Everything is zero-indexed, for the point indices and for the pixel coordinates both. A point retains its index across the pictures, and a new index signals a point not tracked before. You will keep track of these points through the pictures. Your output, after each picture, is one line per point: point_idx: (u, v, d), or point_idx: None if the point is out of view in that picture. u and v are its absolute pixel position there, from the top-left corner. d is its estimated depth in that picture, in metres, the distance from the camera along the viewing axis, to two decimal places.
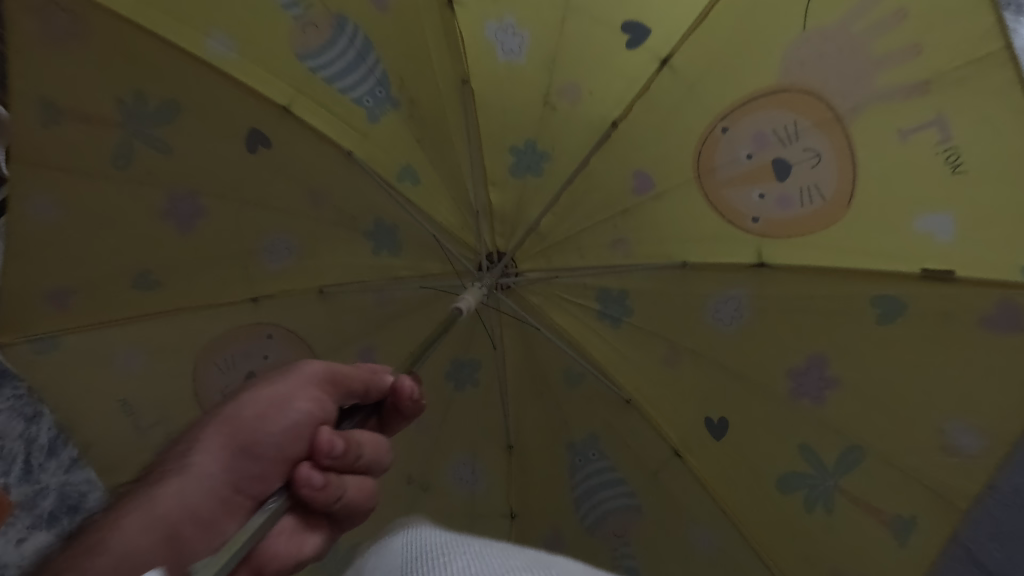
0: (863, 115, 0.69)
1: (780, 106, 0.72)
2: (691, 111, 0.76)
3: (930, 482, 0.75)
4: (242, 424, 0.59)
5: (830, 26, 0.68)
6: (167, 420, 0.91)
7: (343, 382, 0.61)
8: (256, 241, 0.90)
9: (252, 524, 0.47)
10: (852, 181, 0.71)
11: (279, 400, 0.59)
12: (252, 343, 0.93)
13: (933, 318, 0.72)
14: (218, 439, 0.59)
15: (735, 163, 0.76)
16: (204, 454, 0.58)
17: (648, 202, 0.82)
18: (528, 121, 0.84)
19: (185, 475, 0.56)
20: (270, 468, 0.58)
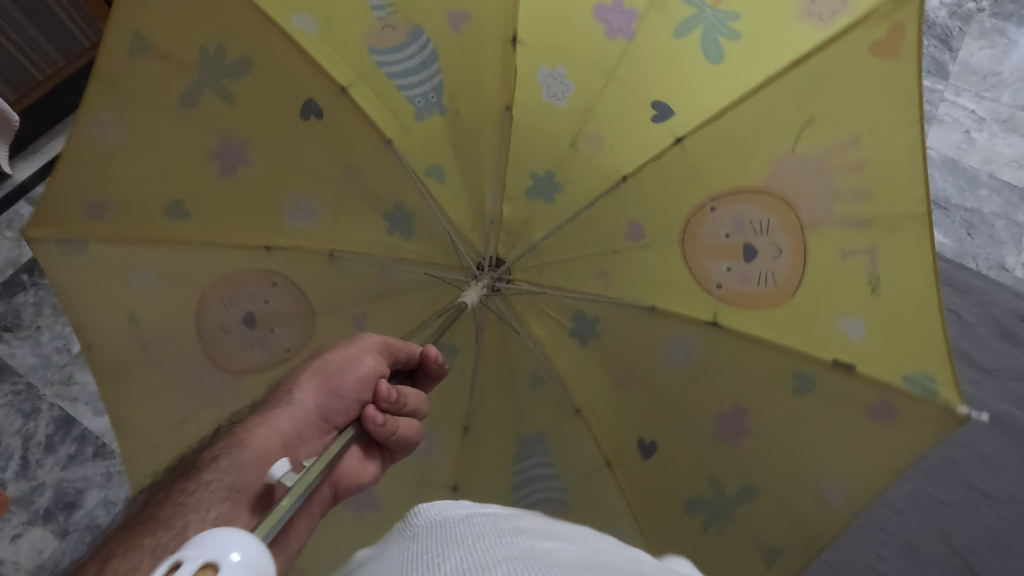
0: (821, 230, 0.86)
1: (759, 204, 0.88)
2: (689, 186, 0.91)
3: (800, 522, 0.94)
4: (330, 372, 0.71)
5: (813, 154, 0.84)
6: (167, 339, 0.99)
7: (393, 349, 0.74)
8: (285, 198, 0.98)
9: (333, 449, 0.62)
10: (800, 277, 0.88)
11: (355, 356, 0.72)
12: (258, 286, 1.00)
13: (835, 399, 0.89)
14: (315, 380, 0.70)
15: (716, 238, 0.92)
16: (303, 390, 0.69)
17: (637, 248, 0.97)
18: (553, 156, 0.97)
19: (293, 406, 0.68)
20: (349, 407, 0.70)
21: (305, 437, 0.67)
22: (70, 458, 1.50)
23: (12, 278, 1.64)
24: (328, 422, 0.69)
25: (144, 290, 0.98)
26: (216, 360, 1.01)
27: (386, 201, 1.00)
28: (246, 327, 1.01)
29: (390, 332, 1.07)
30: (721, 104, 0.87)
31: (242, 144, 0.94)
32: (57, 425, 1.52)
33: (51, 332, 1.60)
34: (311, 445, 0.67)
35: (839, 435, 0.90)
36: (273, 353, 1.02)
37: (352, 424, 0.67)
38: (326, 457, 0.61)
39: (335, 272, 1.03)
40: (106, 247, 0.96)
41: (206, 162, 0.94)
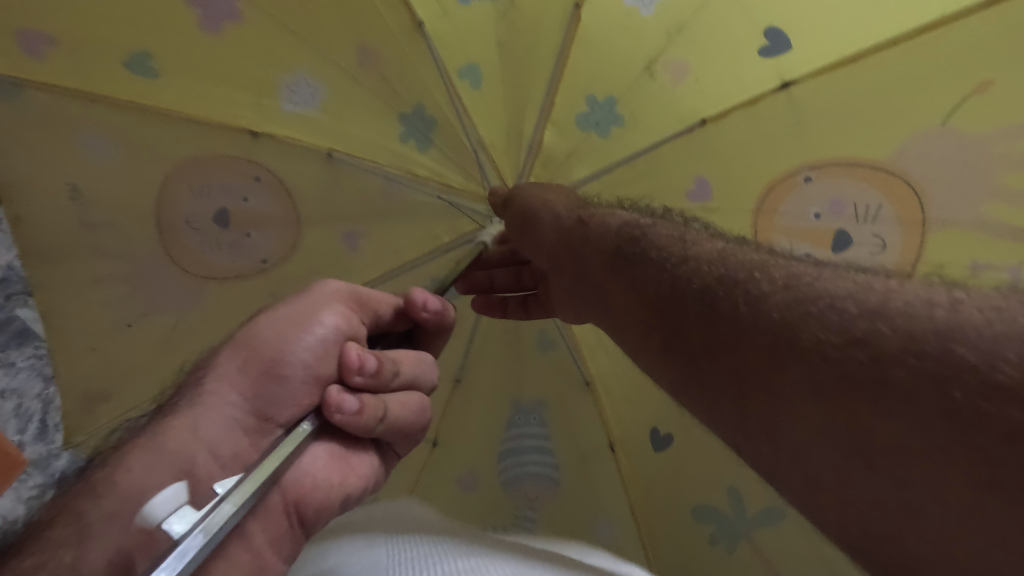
0: (948, 231, 0.71)
1: (872, 184, 0.72)
2: (782, 151, 0.75)
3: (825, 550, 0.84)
4: (262, 347, 0.57)
5: (975, 135, 0.67)
6: (118, 223, 0.81)
7: (361, 304, 0.65)
8: (283, 75, 0.78)
9: (282, 449, 0.51)
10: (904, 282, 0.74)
11: (303, 320, 0.60)
12: (235, 178, 0.82)
13: None
14: (239, 364, 0.57)
15: (803, 217, 0.76)
16: (225, 380, 0.56)
17: (700, 212, 0.81)
18: (622, 81, 0.78)
19: (208, 403, 0.54)
20: (299, 389, 0.57)
21: (228, 448, 0.53)
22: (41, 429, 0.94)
23: None
24: (269, 417, 0.56)
25: (96, 158, 0.78)
26: (175, 259, 0.83)
27: (408, 98, 0.83)
28: (216, 226, 0.83)
29: (389, 259, 0.91)
30: (856, 47, 0.68)
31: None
32: None
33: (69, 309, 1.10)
34: (243, 449, 0.54)
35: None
36: (245, 262, 0.85)
37: (311, 415, 0.56)
38: (259, 476, 0.47)
39: (332, 175, 0.85)
40: (46, 94, 0.75)
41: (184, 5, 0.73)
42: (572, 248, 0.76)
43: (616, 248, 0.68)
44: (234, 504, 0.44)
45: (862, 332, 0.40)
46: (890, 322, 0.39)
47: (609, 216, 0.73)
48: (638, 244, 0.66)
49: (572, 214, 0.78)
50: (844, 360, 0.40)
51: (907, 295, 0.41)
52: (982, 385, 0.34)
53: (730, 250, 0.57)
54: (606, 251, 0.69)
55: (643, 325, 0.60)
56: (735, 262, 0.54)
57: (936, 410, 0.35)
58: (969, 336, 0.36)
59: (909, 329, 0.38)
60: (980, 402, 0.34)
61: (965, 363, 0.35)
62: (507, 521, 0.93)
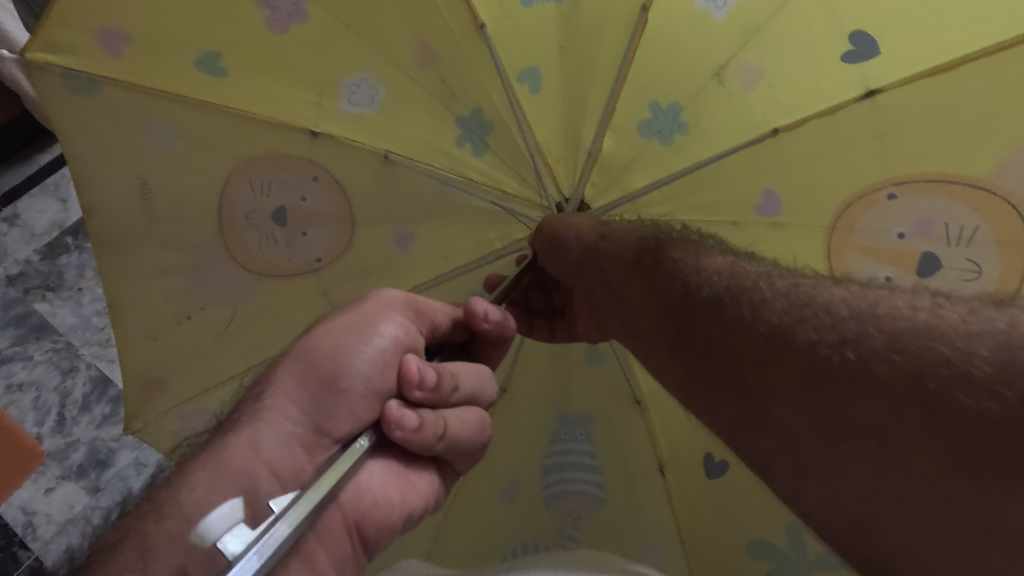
0: None
1: (971, 203, 0.67)
2: (864, 164, 0.69)
3: None
4: (321, 360, 0.58)
5: None
6: (181, 218, 0.83)
7: (418, 312, 0.66)
8: (345, 77, 0.78)
9: (342, 466, 0.52)
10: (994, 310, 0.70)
11: (363, 330, 0.61)
12: (294, 177, 0.83)
13: None
14: (297, 376, 0.57)
15: (885, 237, 0.71)
16: (282, 393, 0.56)
17: (766, 226, 0.76)
18: (689, 85, 0.74)
19: (270, 418, 0.55)
20: (358, 401, 0.57)
21: (287, 465, 0.53)
22: (105, 419, 1.34)
23: (54, 239, 1.44)
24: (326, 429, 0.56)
25: (166, 155, 0.81)
26: (234, 255, 0.85)
27: (465, 101, 0.82)
28: (274, 224, 0.85)
29: (440, 262, 0.90)
30: (953, 54, 0.63)
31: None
32: (95, 383, 1.36)
33: (79, 255, 1.44)
34: (301, 465, 0.54)
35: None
36: (301, 259, 0.86)
37: (370, 428, 0.57)
38: (316, 495, 0.48)
39: (387, 177, 0.85)
40: (123, 92, 0.78)
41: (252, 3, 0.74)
42: (594, 266, 0.78)
43: (637, 257, 0.72)
44: (290, 523, 0.45)
45: (851, 333, 0.47)
46: (878, 326, 0.46)
47: (630, 235, 0.75)
48: (658, 257, 0.69)
49: (595, 237, 0.79)
50: (829, 356, 0.47)
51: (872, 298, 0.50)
52: (959, 378, 0.41)
53: (739, 265, 0.62)
54: (627, 260, 0.72)
55: (657, 332, 0.64)
56: (747, 275, 0.59)
57: (904, 394, 0.42)
58: (945, 337, 0.43)
59: (903, 337, 0.44)
60: (951, 394, 0.40)
61: (943, 356, 0.42)
62: (549, 538, 0.91)
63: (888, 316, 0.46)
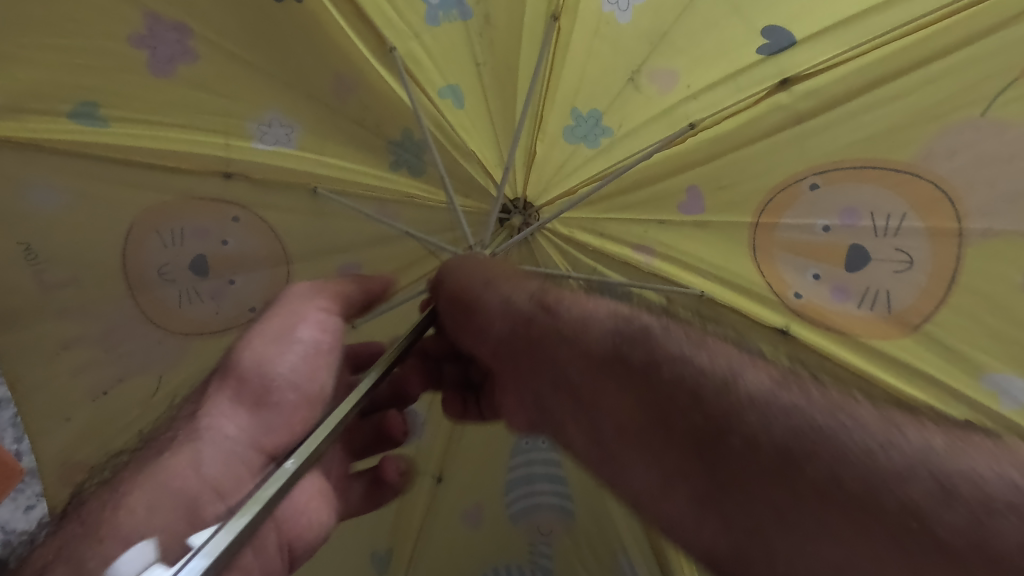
0: (988, 244, 0.63)
1: (895, 190, 0.66)
2: (786, 157, 0.69)
3: None
4: (249, 373, 0.64)
5: (1013, 129, 0.60)
6: (82, 282, 0.80)
7: (340, 298, 0.71)
8: (252, 115, 0.77)
9: (266, 492, 0.44)
10: (930, 306, 0.67)
11: (285, 335, 0.66)
12: (210, 220, 0.82)
13: None
14: (229, 393, 0.64)
15: (810, 230, 0.70)
16: (221, 414, 0.63)
17: (691, 225, 0.76)
18: (607, 90, 0.74)
19: (209, 436, 0.61)
20: (288, 408, 0.65)
21: (228, 479, 0.60)
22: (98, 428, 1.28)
23: None
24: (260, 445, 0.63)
25: (57, 213, 0.78)
26: (151, 316, 0.82)
27: (390, 127, 0.80)
28: (196, 276, 0.83)
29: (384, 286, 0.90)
30: (867, 38, 0.62)
31: (184, 33, 0.72)
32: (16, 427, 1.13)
33: None
34: (241, 477, 0.60)
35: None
36: (232, 310, 0.84)
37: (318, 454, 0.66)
38: (242, 522, 0.41)
39: (317, 211, 0.84)
40: (12, 154, 0.76)
41: (137, 50, 0.72)
42: (544, 357, 0.55)
43: (619, 351, 0.50)
44: (231, 530, 0.40)
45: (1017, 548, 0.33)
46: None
47: (592, 311, 0.55)
48: (651, 352, 0.49)
49: (546, 316, 0.57)
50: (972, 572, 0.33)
51: (881, 429, 0.39)
52: None
53: (781, 385, 0.43)
54: (606, 356, 0.51)
55: (669, 474, 0.45)
56: (811, 411, 0.41)
57: (939, 569, 0.33)
58: None
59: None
60: None
61: None
62: (520, 558, 0.91)
63: (943, 471, 0.36)
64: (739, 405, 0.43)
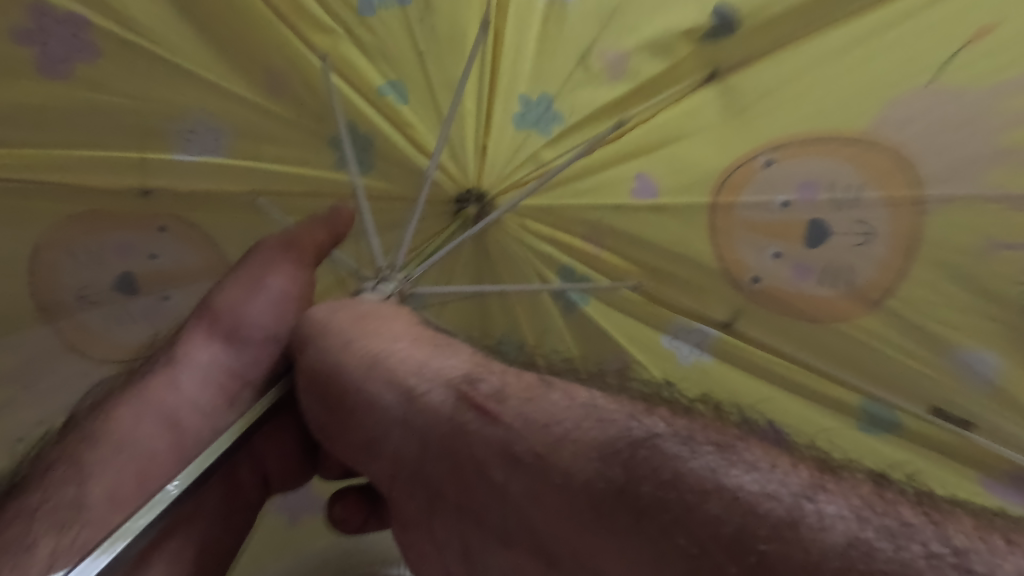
0: (948, 211, 0.62)
1: (849, 161, 0.64)
2: (736, 135, 0.67)
3: None
4: (224, 311, 0.70)
5: (967, 94, 0.59)
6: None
7: (300, 245, 0.73)
8: (171, 120, 0.72)
9: (140, 524, 0.50)
10: (891, 279, 0.66)
11: (255, 282, 0.70)
12: (136, 235, 0.77)
13: (918, 434, 0.72)
14: (207, 325, 0.70)
15: (768, 208, 0.69)
16: (199, 345, 0.69)
17: (647, 210, 0.74)
18: (556, 74, 0.72)
19: (190, 363, 0.68)
20: (256, 348, 0.70)
21: (205, 401, 0.67)
22: None
23: None
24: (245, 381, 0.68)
25: None
26: (72, 344, 0.76)
27: (328, 124, 0.76)
28: (124, 295, 0.78)
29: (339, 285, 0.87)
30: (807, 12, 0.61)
31: (77, 24, 0.65)
32: None
33: None
34: (216, 399, 0.68)
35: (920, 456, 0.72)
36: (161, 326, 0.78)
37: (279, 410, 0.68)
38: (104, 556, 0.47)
39: (256, 216, 0.80)
40: None
41: (20, 48, 0.65)
42: (472, 475, 0.54)
43: (614, 483, 0.47)
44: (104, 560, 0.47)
45: None
46: None
47: (526, 409, 0.55)
48: (648, 474, 0.47)
49: (483, 416, 0.55)
50: None
51: (791, 498, 0.42)
52: None
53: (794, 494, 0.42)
54: (600, 496, 0.47)
55: None
56: (829, 516, 0.41)
57: None
58: None
59: None
60: None
61: None
62: None
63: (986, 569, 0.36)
64: (625, 489, 0.47)
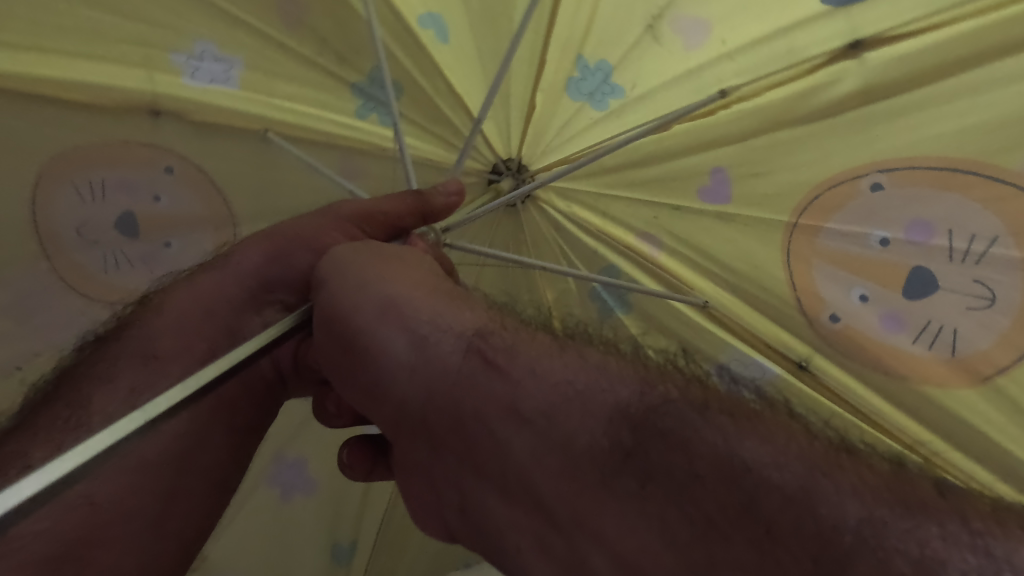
0: None
1: (984, 202, 0.52)
2: (842, 139, 0.55)
3: None
4: (281, 236, 0.58)
5: None
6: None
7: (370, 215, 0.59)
8: (178, 46, 0.65)
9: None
10: (1005, 359, 0.54)
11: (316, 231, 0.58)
12: (140, 173, 0.70)
13: None
14: (262, 244, 0.59)
15: (861, 241, 0.57)
16: (247, 251, 0.59)
17: (708, 214, 0.63)
18: (620, 38, 0.61)
19: (229, 268, 0.59)
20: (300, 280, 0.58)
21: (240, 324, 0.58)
22: None
23: None
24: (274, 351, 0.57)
25: None
26: (68, 282, 0.69)
27: (358, 67, 0.68)
28: (123, 237, 0.71)
29: None
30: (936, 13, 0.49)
31: None
32: None
33: None
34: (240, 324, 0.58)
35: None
36: (159, 267, 0.72)
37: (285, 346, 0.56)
38: None
39: (268, 159, 0.72)
40: None
41: None
42: (462, 433, 0.39)
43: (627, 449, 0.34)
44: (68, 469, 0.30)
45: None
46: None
47: (541, 364, 0.38)
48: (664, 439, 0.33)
49: (489, 376, 0.39)
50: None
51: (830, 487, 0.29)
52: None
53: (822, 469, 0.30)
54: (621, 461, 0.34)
55: None
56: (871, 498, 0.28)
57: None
58: None
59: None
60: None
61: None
62: None
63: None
64: (703, 478, 0.32)
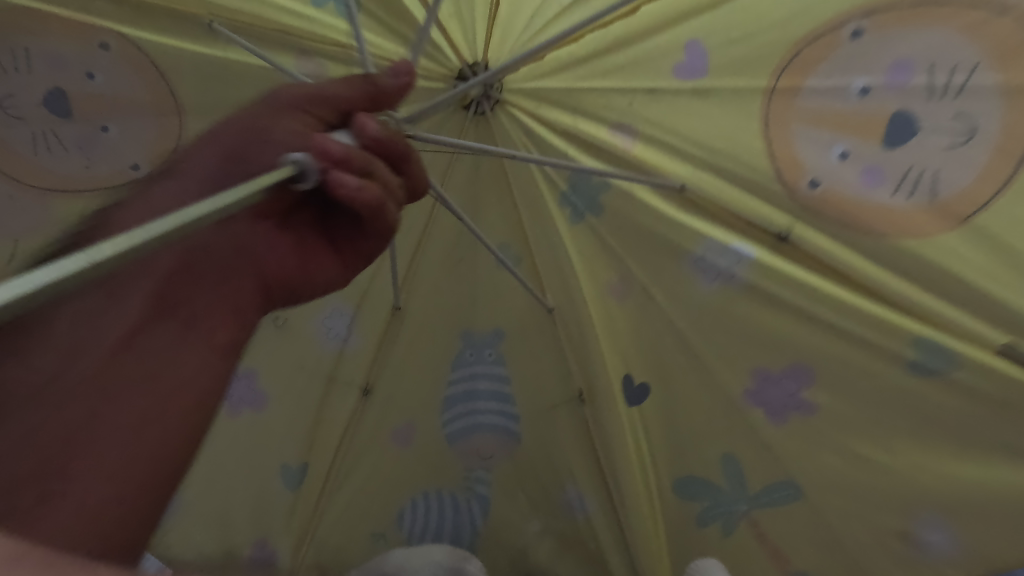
0: None
1: (960, 32, 0.52)
2: None
3: (850, 547, 0.68)
4: (233, 128, 0.55)
5: None
6: None
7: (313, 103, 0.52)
8: None
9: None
10: (988, 195, 0.53)
11: (270, 115, 0.53)
12: (71, 47, 0.63)
13: (979, 402, 0.58)
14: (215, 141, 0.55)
15: (842, 94, 0.56)
16: (204, 150, 0.55)
17: (685, 92, 0.61)
18: None
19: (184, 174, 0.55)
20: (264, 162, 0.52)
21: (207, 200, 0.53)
22: None
23: None
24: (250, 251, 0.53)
25: None
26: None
27: None
28: (53, 116, 0.65)
29: None
30: None
31: None
32: None
33: None
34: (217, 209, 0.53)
35: (957, 431, 0.60)
36: (94, 157, 0.67)
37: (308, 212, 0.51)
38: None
39: (214, 45, 0.65)
40: None
41: None
42: None
43: None
44: (52, 274, 0.26)
45: None
46: None
47: None
48: None
49: None
50: None
51: None
52: None
53: None
54: None
55: None
56: None
57: None
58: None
59: None
60: None
61: None
62: (455, 485, 0.83)
63: None
64: None
